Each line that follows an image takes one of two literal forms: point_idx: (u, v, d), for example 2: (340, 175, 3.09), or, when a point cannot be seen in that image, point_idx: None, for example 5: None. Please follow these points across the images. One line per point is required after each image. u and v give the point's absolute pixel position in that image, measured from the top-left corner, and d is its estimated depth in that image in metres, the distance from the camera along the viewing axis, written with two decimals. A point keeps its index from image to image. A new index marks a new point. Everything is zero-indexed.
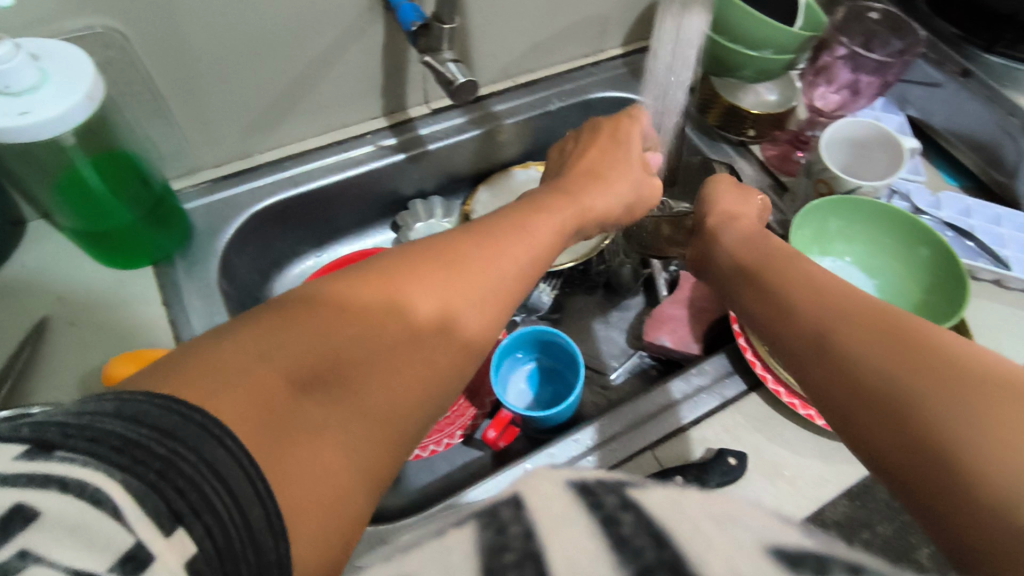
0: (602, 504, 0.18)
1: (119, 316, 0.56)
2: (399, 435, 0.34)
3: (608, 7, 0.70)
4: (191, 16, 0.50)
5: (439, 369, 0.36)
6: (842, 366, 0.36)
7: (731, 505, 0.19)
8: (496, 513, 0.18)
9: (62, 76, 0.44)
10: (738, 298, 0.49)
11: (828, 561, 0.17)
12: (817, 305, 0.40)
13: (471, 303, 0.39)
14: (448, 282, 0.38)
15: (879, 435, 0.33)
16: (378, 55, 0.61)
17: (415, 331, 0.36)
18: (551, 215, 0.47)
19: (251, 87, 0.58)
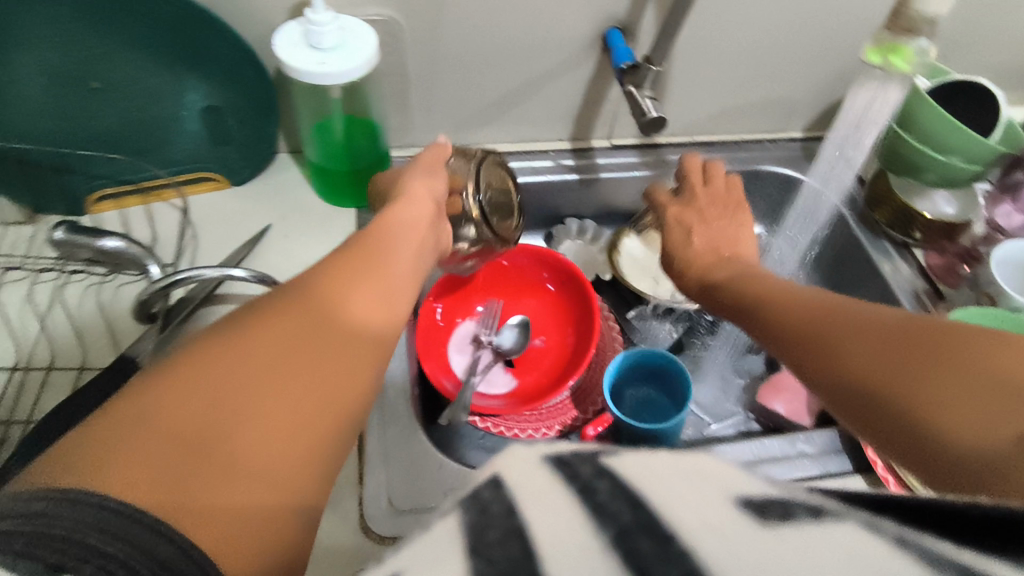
0: (578, 474, 0.20)
1: (315, 238, 0.66)
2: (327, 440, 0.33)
3: (799, 92, 0.75)
4: (454, 23, 0.61)
5: (353, 367, 0.35)
6: (819, 373, 0.36)
7: (698, 465, 0.21)
8: (477, 494, 0.20)
9: (352, 46, 0.56)
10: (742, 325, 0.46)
11: (793, 507, 0.19)
12: (828, 323, 0.38)
13: (357, 319, 0.37)
14: (330, 316, 0.36)
15: (891, 423, 0.32)
16: (582, 88, 0.70)
17: (301, 344, 0.34)
18: (408, 241, 0.45)
19: (475, 90, 0.69)
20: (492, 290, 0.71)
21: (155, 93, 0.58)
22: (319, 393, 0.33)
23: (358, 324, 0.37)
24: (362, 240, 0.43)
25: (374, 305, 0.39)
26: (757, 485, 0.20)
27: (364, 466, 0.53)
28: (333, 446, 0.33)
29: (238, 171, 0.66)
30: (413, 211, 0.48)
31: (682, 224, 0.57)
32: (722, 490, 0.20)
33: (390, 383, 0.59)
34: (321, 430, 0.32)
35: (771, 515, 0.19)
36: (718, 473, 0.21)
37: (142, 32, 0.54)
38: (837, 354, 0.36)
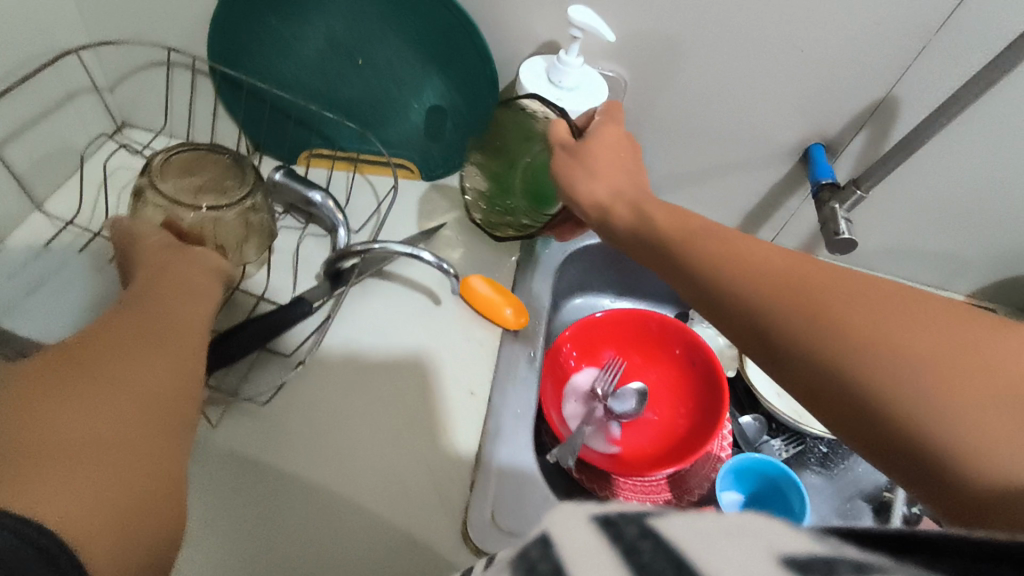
0: (622, 535, 0.21)
1: (474, 247, 0.69)
2: (181, 416, 0.35)
3: (978, 255, 0.73)
4: (671, 97, 0.66)
5: (171, 368, 0.36)
6: (806, 348, 0.34)
7: (740, 518, 0.21)
8: (526, 553, 0.22)
9: (587, 89, 0.60)
10: (704, 282, 0.40)
11: (835, 562, 0.19)
12: (839, 317, 0.33)
13: (149, 344, 0.36)
14: (159, 315, 0.39)
15: (880, 418, 0.31)
16: (765, 187, 0.72)
17: (134, 337, 0.36)
18: (199, 267, 0.46)
19: (664, 159, 0.72)
20: (624, 346, 0.71)
21: (399, 81, 0.64)
22: (155, 364, 0.35)
23: (162, 342, 0.37)
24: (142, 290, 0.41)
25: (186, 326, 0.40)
26: (802, 537, 0.20)
27: (477, 475, 0.54)
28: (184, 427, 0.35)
29: (435, 166, 0.71)
30: (196, 258, 0.47)
31: (617, 150, 0.52)
32: (767, 544, 0.20)
33: (497, 399, 0.59)
34: (173, 407, 0.35)
35: (817, 575, 0.19)
36: (756, 522, 0.21)
37: (409, 27, 0.61)
38: (827, 344, 0.33)
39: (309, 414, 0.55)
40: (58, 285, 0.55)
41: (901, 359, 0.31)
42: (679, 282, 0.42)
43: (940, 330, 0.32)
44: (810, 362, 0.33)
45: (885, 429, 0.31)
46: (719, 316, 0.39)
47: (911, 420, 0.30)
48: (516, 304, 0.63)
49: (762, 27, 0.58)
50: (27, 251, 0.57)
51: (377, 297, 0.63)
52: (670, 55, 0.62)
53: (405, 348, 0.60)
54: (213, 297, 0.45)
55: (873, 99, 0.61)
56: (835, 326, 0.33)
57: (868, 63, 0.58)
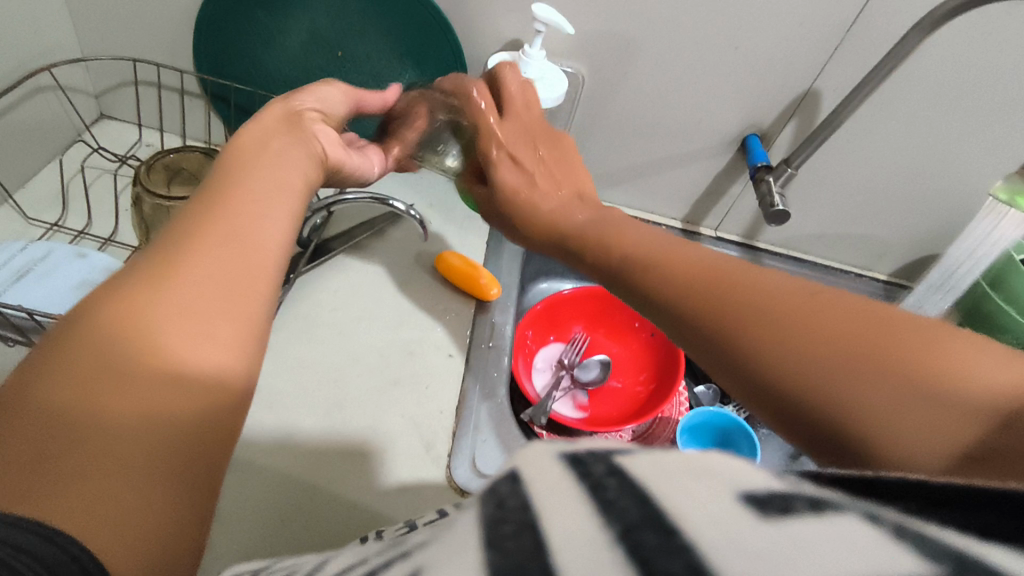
0: (588, 471, 0.19)
1: (447, 232, 0.73)
2: (240, 345, 0.30)
3: (894, 238, 0.83)
4: (624, 94, 0.73)
5: (235, 332, 0.30)
6: (738, 347, 0.30)
7: (708, 460, 0.19)
8: (494, 489, 0.20)
9: (550, 78, 0.66)
10: (629, 281, 0.38)
11: (792, 501, 0.17)
12: (770, 316, 0.30)
13: (214, 274, 0.30)
14: (230, 224, 0.32)
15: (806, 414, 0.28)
16: (710, 178, 0.80)
17: (196, 253, 0.30)
18: (275, 166, 0.38)
19: (621, 152, 0.79)
20: (591, 322, 0.77)
21: (377, 75, 0.69)
22: (213, 290, 0.30)
23: (229, 257, 0.31)
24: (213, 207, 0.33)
25: (256, 268, 0.32)
26: (763, 477, 0.18)
27: (457, 428, 0.57)
28: (241, 364, 0.30)
29: None
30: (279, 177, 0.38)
31: (524, 166, 0.48)
32: (724, 482, 0.18)
33: (474, 357, 0.63)
34: (228, 342, 0.30)
35: (772, 511, 0.17)
36: (723, 466, 0.19)
37: (389, 22, 0.66)
38: (756, 338, 0.30)
39: (294, 380, 0.57)
40: (45, 274, 0.53)
41: (821, 352, 0.28)
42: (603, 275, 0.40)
43: (874, 324, 0.28)
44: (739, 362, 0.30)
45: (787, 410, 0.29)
46: (648, 309, 0.36)
47: (811, 400, 0.28)
48: (486, 275, 0.67)
49: (702, 29, 0.66)
50: (13, 244, 0.55)
51: (356, 272, 0.67)
52: (625, 52, 0.69)
53: (386, 321, 0.64)
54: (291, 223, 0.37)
55: (797, 95, 0.70)
56: (767, 323, 0.30)
57: (796, 58, 0.67)
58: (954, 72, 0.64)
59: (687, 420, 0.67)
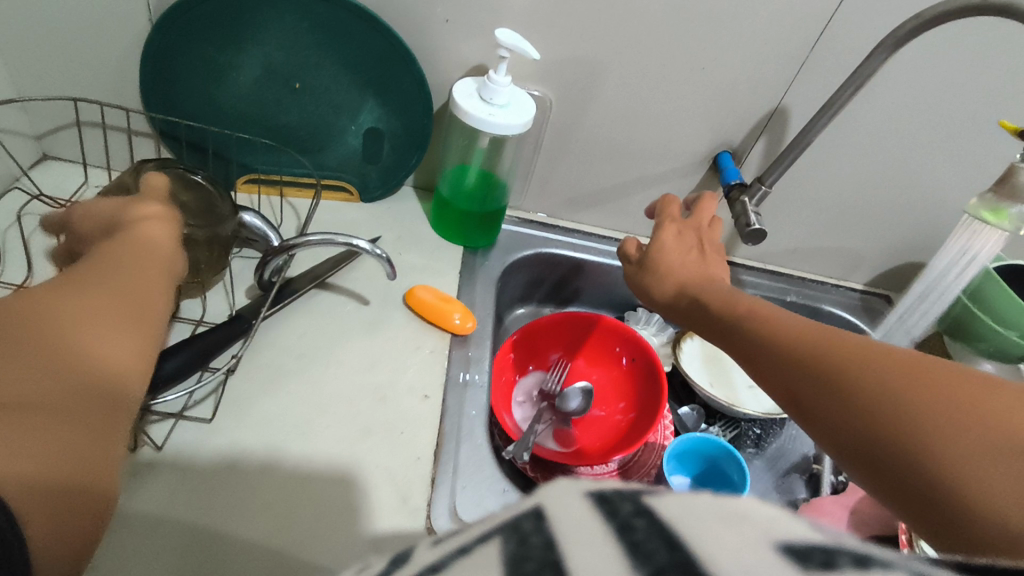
0: (616, 511, 0.19)
1: (422, 261, 0.72)
2: (137, 371, 0.36)
3: (867, 247, 0.83)
4: (594, 117, 0.72)
5: (135, 341, 0.36)
6: (832, 406, 0.32)
7: (741, 501, 0.18)
8: (516, 525, 0.20)
9: (516, 107, 0.65)
10: (738, 340, 0.41)
11: (836, 555, 0.17)
12: (863, 377, 0.31)
13: (115, 309, 0.36)
14: (126, 279, 0.39)
15: (896, 473, 0.28)
16: (682, 196, 0.79)
17: (99, 294, 0.36)
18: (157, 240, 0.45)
19: (592, 174, 0.78)
20: (570, 349, 0.75)
21: (338, 107, 0.67)
22: (117, 319, 0.36)
23: (127, 299, 0.38)
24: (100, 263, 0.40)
25: (146, 293, 0.40)
26: (800, 525, 0.18)
27: (435, 474, 0.55)
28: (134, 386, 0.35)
29: (376, 185, 0.74)
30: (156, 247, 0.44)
31: (685, 244, 0.52)
32: (759, 530, 0.17)
33: (455, 392, 0.62)
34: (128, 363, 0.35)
35: (815, 567, 0.16)
36: (760, 508, 0.18)
37: (348, 55, 0.64)
38: (847, 396, 0.31)
39: (262, 431, 0.54)
40: None
41: (907, 411, 0.29)
42: (714, 336, 0.43)
43: (957, 387, 0.28)
44: (834, 420, 0.32)
45: (868, 459, 0.30)
46: (754, 372, 0.39)
47: (898, 452, 0.28)
48: (459, 308, 0.65)
49: (668, 49, 0.65)
50: None
51: (324, 313, 0.64)
52: (591, 76, 0.68)
53: (359, 360, 0.61)
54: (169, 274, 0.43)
55: (766, 112, 0.70)
56: (858, 384, 0.31)
57: (762, 77, 0.67)
58: (919, 87, 0.64)
59: (672, 445, 0.66)
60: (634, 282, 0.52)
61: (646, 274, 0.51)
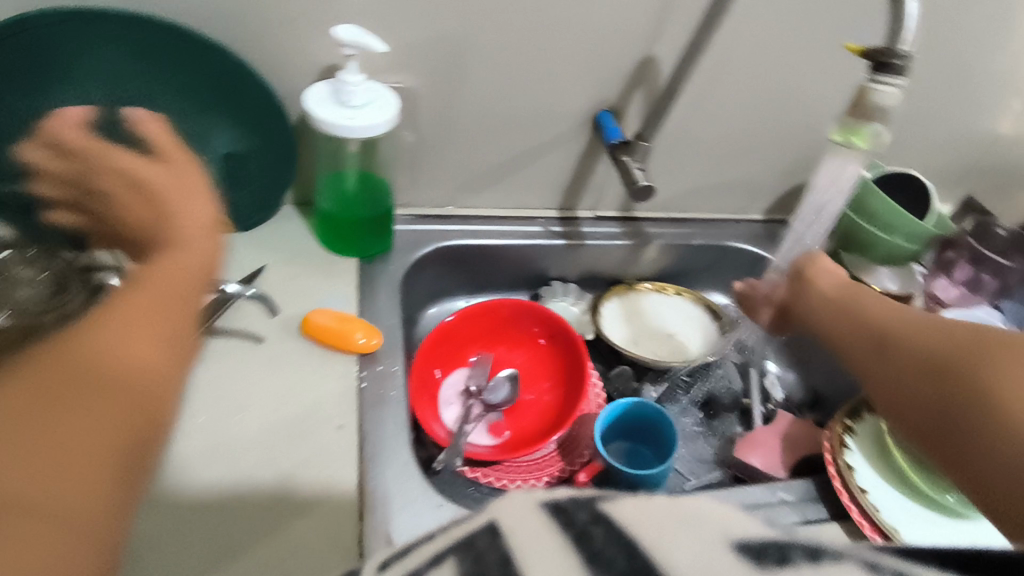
0: (573, 522, 0.24)
1: (318, 281, 0.68)
2: (110, 460, 0.28)
3: (759, 179, 0.84)
4: (466, 99, 0.69)
5: (105, 420, 0.28)
6: (937, 402, 0.37)
7: (693, 507, 0.24)
8: (473, 544, 0.24)
9: (379, 103, 0.61)
10: (848, 355, 0.46)
11: (778, 550, 0.23)
12: (912, 375, 0.40)
13: (114, 360, 0.29)
14: (129, 323, 0.31)
15: (954, 454, 0.35)
16: (573, 162, 0.78)
17: (74, 357, 0.29)
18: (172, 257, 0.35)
19: (478, 157, 0.75)
20: (489, 339, 0.73)
21: (185, 135, 0.62)
22: (98, 379, 0.28)
23: (115, 360, 0.29)
24: (125, 295, 0.32)
25: (139, 337, 0.31)
26: (751, 525, 0.24)
27: (365, 505, 0.52)
28: (122, 469, 0.28)
29: (249, 214, 0.69)
30: (172, 270, 0.34)
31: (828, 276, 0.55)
32: (719, 534, 0.23)
33: (375, 413, 0.59)
34: (118, 436, 0.28)
35: (768, 558, 0.22)
36: (712, 513, 0.24)
37: (184, 76, 0.59)
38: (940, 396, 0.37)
39: (167, 505, 0.50)
40: None
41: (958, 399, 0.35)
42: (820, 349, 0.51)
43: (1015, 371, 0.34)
44: (911, 416, 0.39)
45: (965, 464, 0.34)
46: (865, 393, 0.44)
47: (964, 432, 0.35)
48: (363, 326, 0.62)
49: (526, 16, 0.63)
50: None
51: (215, 361, 0.59)
52: (454, 56, 0.65)
53: (264, 403, 0.57)
54: (188, 303, 0.34)
55: (637, 64, 0.69)
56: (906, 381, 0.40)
57: (626, 29, 0.65)
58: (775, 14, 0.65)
59: (604, 415, 0.65)
60: (791, 305, 0.57)
61: (800, 287, 0.56)
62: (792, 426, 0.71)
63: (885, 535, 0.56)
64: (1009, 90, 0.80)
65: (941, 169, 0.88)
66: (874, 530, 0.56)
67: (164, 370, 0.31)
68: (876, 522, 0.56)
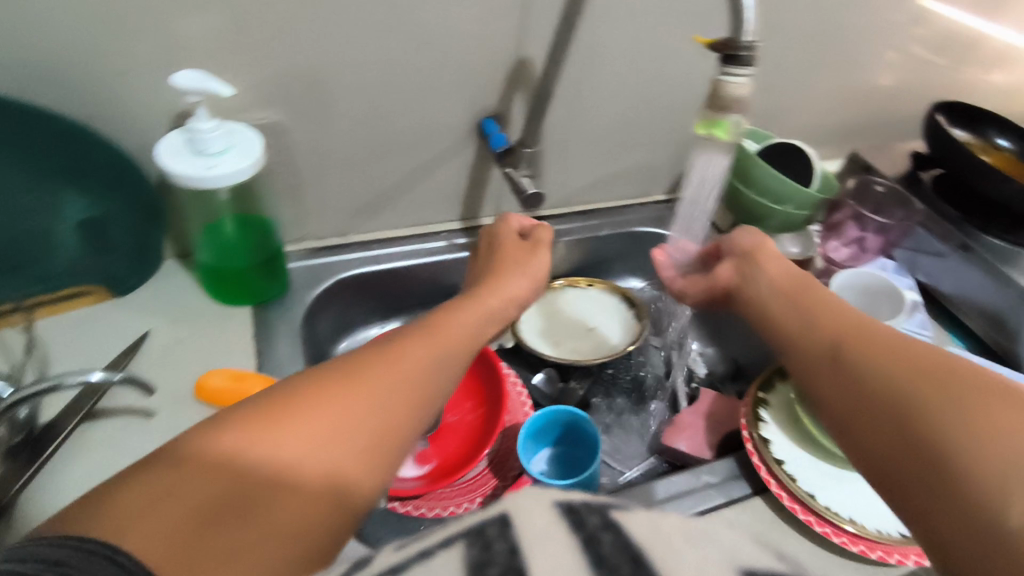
0: (585, 525, 0.24)
1: (210, 339, 0.64)
2: (325, 526, 0.35)
3: (655, 162, 0.85)
4: (340, 126, 0.66)
5: (315, 494, 0.35)
6: (897, 428, 0.39)
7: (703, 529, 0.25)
8: (482, 532, 0.23)
9: (241, 146, 0.58)
10: (801, 359, 0.47)
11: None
12: (871, 398, 0.41)
13: (321, 451, 0.36)
14: (335, 413, 0.38)
15: (902, 483, 0.37)
16: (466, 173, 0.76)
17: (289, 434, 0.36)
18: (404, 376, 0.42)
19: (366, 181, 0.72)
20: None
21: (28, 210, 0.57)
22: (321, 463, 0.36)
23: (335, 446, 0.37)
24: (326, 392, 0.39)
25: (337, 430, 0.38)
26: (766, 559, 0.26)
27: None
28: (332, 532, 0.36)
29: (122, 279, 0.64)
30: (391, 370, 0.42)
31: (777, 266, 0.57)
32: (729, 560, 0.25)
33: None
34: (330, 503, 0.36)
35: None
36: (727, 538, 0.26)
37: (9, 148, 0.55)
38: (897, 422, 0.39)
39: None
40: None
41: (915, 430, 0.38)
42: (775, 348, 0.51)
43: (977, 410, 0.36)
44: (866, 438, 0.40)
45: (911, 494, 0.37)
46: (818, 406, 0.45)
47: (917, 464, 0.37)
48: (259, 380, 0.59)
49: (385, 34, 0.60)
50: None
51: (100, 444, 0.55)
52: (316, 84, 0.62)
53: None
54: (411, 410, 0.42)
55: (510, 68, 0.67)
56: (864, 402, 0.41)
57: (492, 35, 0.64)
58: None
59: (529, 425, 0.65)
60: (736, 288, 0.58)
61: (745, 270, 0.58)
62: (713, 404, 0.72)
63: (803, 504, 0.57)
64: (872, 44, 0.83)
65: (824, 128, 0.91)
66: (793, 501, 0.58)
67: (369, 458, 0.38)
68: (794, 492, 0.58)
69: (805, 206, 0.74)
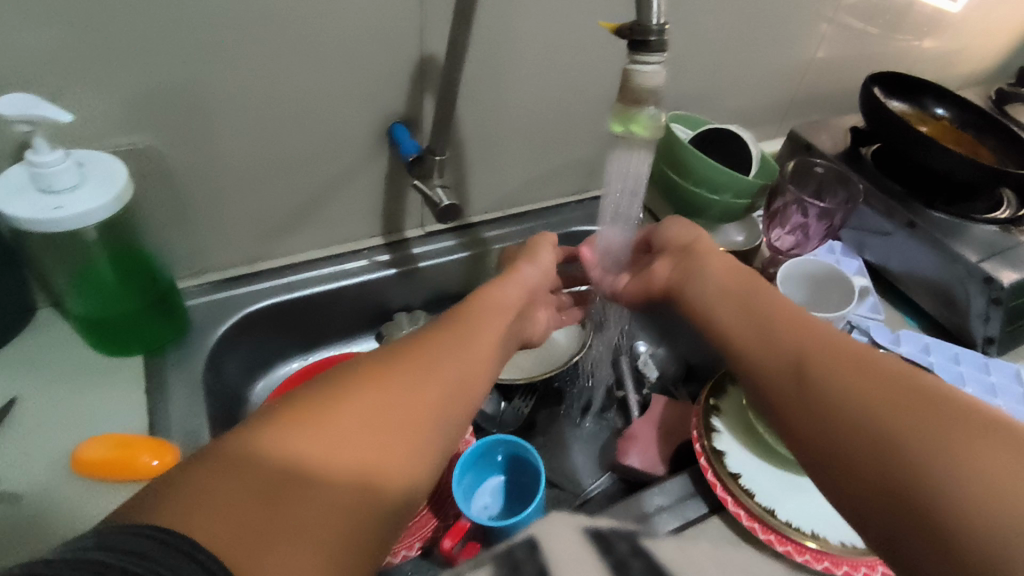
0: (614, 549, 0.21)
1: (94, 398, 0.57)
2: (370, 516, 0.34)
3: (588, 155, 0.79)
4: (224, 146, 0.58)
5: (349, 495, 0.33)
6: (853, 439, 0.37)
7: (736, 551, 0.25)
8: (510, 554, 0.20)
9: (100, 179, 0.50)
10: (754, 369, 0.46)
11: None
12: (835, 410, 0.39)
13: (360, 443, 0.36)
14: (374, 407, 0.38)
15: (866, 498, 0.35)
16: (381, 184, 0.69)
17: (328, 431, 0.35)
18: (427, 377, 0.42)
19: (266, 203, 0.65)
20: None
21: None
22: (361, 455, 0.35)
23: (377, 437, 0.37)
24: (358, 389, 0.39)
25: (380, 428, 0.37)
26: None
27: None
28: (374, 531, 0.34)
29: None
30: (418, 370, 0.42)
31: (724, 266, 0.56)
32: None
33: None
34: (366, 506, 0.34)
35: None
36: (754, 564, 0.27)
37: None
38: (860, 430, 0.37)
39: None
40: None
41: (883, 443, 0.35)
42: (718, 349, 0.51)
43: (941, 419, 0.35)
44: (826, 450, 0.38)
45: (878, 512, 0.34)
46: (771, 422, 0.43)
47: (890, 476, 0.34)
48: (144, 444, 0.52)
49: (260, 39, 0.53)
50: None
51: None
52: (187, 100, 0.54)
53: None
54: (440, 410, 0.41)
55: (414, 67, 0.60)
56: (825, 414, 0.39)
57: (387, 31, 0.57)
58: None
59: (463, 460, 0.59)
60: (673, 286, 0.59)
61: (684, 264, 0.59)
62: (665, 411, 0.68)
63: (763, 522, 0.53)
64: (806, 15, 0.78)
65: (763, 106, 0.87)
66: (752, 519, 0.53)
67: (411, 454, 0.37)
68: (752, 510, 0.53)
69: (745, 194, 0.69)
